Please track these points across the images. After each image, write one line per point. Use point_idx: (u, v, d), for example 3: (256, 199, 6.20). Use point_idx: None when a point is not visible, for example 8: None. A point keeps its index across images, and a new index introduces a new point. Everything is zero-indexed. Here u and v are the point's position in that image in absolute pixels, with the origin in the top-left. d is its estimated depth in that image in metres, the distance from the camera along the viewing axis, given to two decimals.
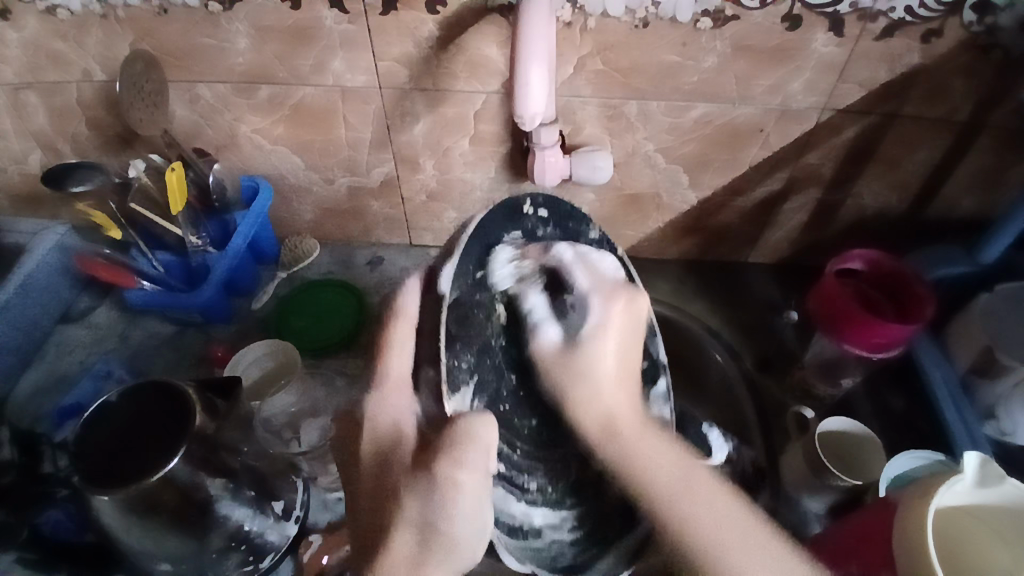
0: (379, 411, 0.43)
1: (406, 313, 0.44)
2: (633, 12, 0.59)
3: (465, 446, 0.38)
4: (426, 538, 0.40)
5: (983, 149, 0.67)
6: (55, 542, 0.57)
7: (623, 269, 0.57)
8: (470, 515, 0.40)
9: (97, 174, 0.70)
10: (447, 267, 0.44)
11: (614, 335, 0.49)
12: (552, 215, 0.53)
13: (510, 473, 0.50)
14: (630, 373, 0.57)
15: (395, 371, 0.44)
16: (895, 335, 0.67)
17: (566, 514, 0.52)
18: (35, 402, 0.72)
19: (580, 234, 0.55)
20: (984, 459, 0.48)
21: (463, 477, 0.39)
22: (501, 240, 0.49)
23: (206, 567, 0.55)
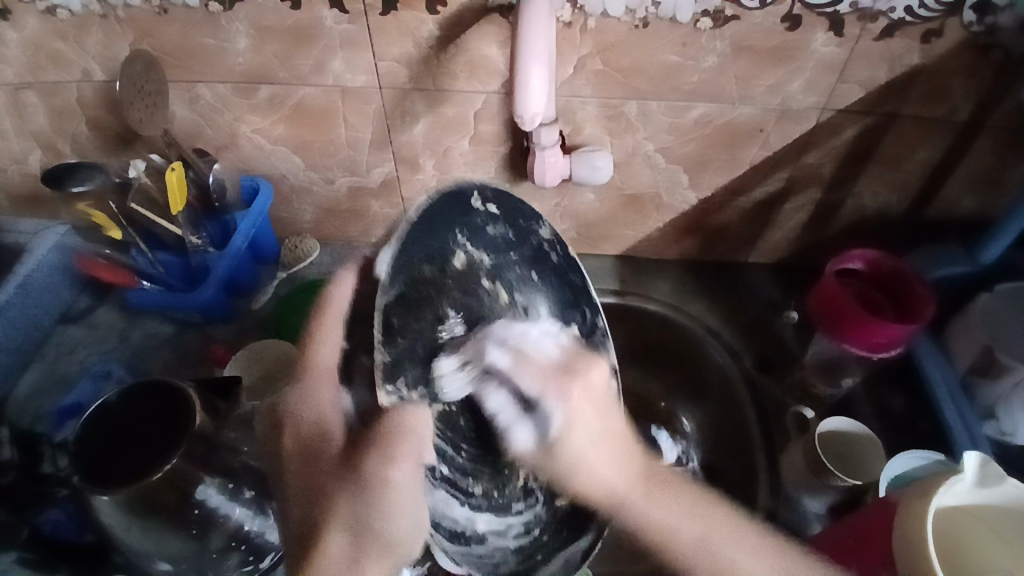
0: (305, 401, 0.46)
1: (338, 307, 0.47)
2: (633, 11, 0.59)
3: (399, 440, 0.43)
4: (359, 537, 0.42)
5: (983, 150, 0.67)
6: (56, 543, 0.58)
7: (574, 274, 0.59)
8: (403, 505, 0.43)
9: (96, 174, 0.70)
10: (384, 252, 0.47)
11: (580, 419, 0.52)
12: (503, 210, 0.54)
13: (455, 477, 0.57)
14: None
15: (325, 362, 0.47)
16: (895, 335, 0.67)
17: (512, 520, 0.60)
18: (36, 401, 0.72)
19: (531, 238, 0.57)
20: (984, 459, 0.48)
21: (396, 472, 0.42)
22: (445, 242, 0.51)
23: (207, 567, 0.55)
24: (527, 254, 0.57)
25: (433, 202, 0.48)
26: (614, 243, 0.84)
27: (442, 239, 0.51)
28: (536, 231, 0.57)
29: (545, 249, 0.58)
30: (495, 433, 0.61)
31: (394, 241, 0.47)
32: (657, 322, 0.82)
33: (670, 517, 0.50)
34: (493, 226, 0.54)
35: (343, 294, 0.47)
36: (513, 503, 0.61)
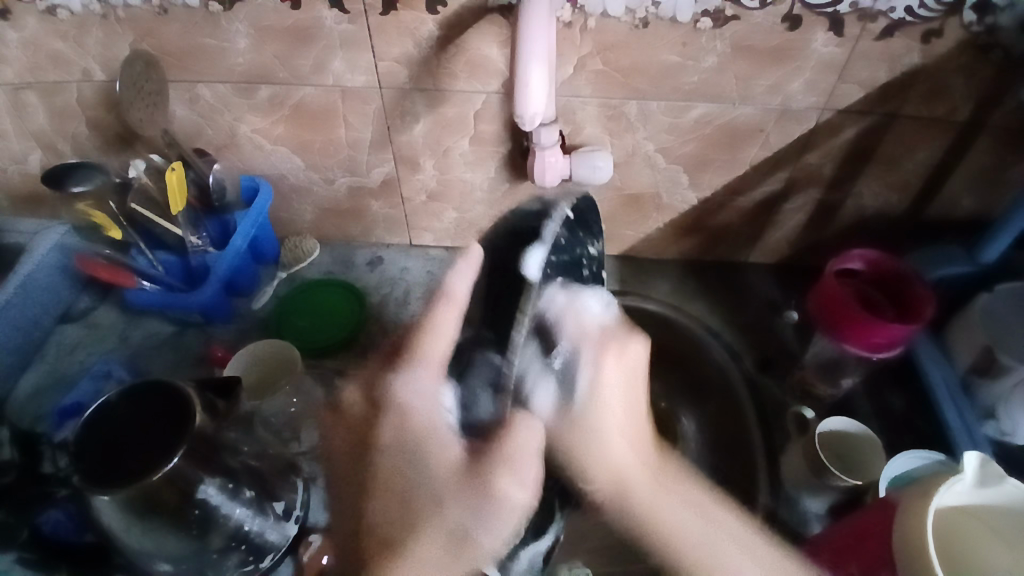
0: (409, 390, 0.49)
1: (456, 298, 0.49)
2: (633, 12, 0.59)
3: (525, 459, 0.45)
4: (460, 550, 0.45)
5: (983, 150, 0.67)
6: (55, 542, 0.57)
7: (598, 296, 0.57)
8: (506, 524, 0.46)
9: (96, 174, 0.71)
10: (535, 251, 0.50)
11: (608, 393, 0.52)
12: (578, 221, 0.57)
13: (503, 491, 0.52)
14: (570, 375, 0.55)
15: (433, 354, 0.49)
16: (895, 335, 0.67)
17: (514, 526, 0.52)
18: (36, 401, 0.72)
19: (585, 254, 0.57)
20: (984, 459, 0.48)
21: (508, 487, 0.45)
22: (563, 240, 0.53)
23: (207, 567, 0.55)
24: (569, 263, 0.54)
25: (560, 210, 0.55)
26: (614, 243, 0.84)
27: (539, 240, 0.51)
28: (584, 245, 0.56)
29: (585, 264, 0.56)
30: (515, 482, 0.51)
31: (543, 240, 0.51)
32: (657, 322, 0.82)
33: (682, 526, 0.50)
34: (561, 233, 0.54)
35: (461, 283, 0.49)
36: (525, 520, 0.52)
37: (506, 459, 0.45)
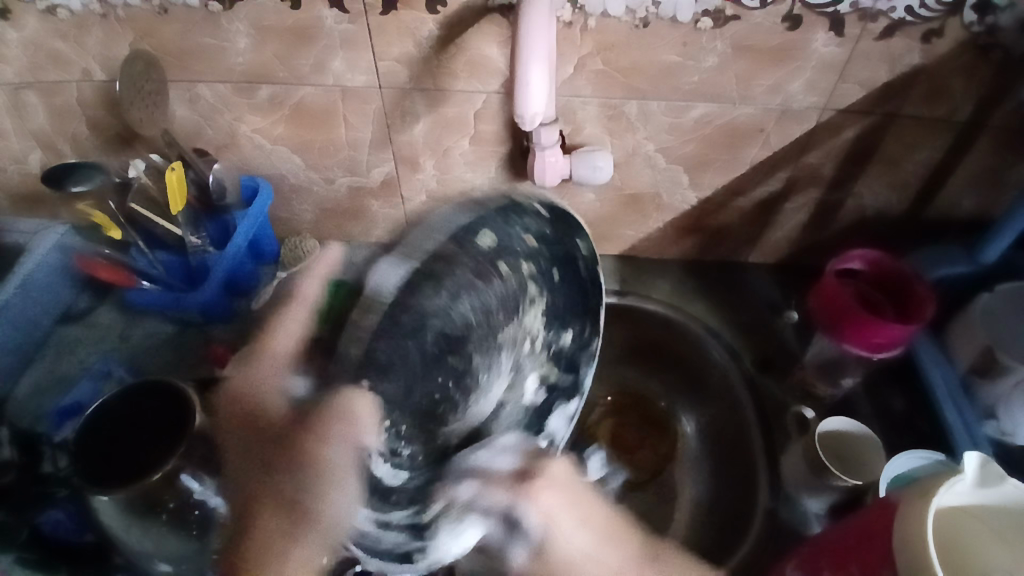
0: (248, 381, 0.53)
1: (303, 297, 0.58)
2: (633, 12, 0.59)
3: (342, 420, 0.51)
4: (295, 515, 0.45)
5: (983, 149, 0.67)
6: (56, 542, 0.57)
7: (591, 292, 0.67)
8: (339, 482, 0.48)
9: (96, 173, 0.70)
10: (399, 264, 0.57)
11: (553, 513, 0.47)
12: (552, 216, 0.65)
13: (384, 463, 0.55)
14: (547, 379, 0.65)
15: (281, 347, 0.55)
16: (895, 335, 0.67)
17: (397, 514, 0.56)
18: (37, 400, 0.72)
19: (569, 248, 0.65)
20: (984, 459, 0.48)
21: (329, 450, 0.49)
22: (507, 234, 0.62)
23: (208, 568, 0.53)
24: (560, 256, 0.65)
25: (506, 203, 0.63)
26: (614, 243, 0.84)
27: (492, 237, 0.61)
28: (573, 240, 0.65)
29: (575, 256, 0.65)
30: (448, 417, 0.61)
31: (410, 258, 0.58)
32: (657, 322, 0.82)
33: None
34: (542, 225, 0.64)
35: (375, 280, 0.58)
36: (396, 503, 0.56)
37: (321, 428, 0.49)
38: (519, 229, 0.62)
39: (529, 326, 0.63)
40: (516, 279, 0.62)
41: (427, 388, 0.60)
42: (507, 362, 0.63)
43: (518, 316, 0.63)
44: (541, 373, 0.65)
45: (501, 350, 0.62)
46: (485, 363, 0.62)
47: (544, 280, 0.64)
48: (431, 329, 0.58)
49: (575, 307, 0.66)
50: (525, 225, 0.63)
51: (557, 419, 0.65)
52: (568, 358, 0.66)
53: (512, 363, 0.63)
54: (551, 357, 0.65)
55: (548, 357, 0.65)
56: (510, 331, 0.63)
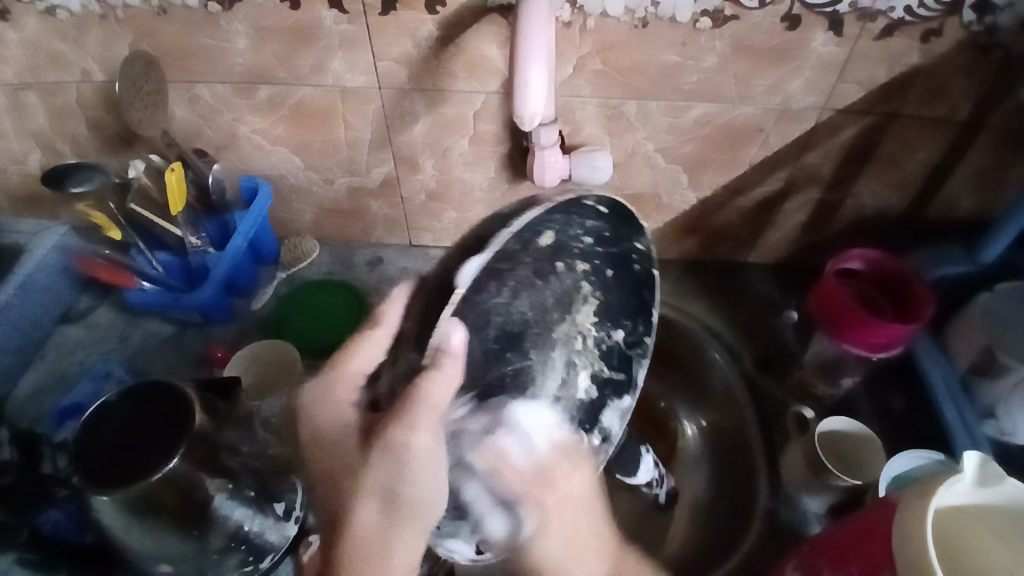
0: (323, 397, 0.51)
1: (388, 323, 0.51)
2: (633, 11, 0.59)
3: (423, 413, 0.46)
4: (393, 505, 0.45)
5: (984, 149, 0.67)
6: (55, 544, 0.57)
7: (646, 292, 0.61)
8: (430, 473, 0.45)
9: (96, 174, 0.70)
10: (476, 260, 0.55)
11: (558, 531, 0.48)
12: (613, 213, 0.63)
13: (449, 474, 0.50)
14: (600, 378, 0.55)
15: (351, 365, 0.51)
16: (896, 335, 0.67)
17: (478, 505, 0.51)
18: (35, 401, 0.73)
19: (623, 246, 0.61)
20: (984, 459, 0.48)
21: (419, 441, 0.45)
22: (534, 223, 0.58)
23: (207, 567, 0.55)
24: (613, 254, 0.60)
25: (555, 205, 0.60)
26: None
27: (540, 227, 0.58)
28: (630, 240, 0.62)
29: (630, 257, 0.61)
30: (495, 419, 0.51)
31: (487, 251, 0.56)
32: (656, 323, 0.82)
33: None
34: (596, 219, 0.61)
35: (392, 310, 0.52)
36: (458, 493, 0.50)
37: (411, 416, 0.46)
38: (576, 228, 0.59)
39: (582, 324, 0.55)
40: (568, 278, 0.56)
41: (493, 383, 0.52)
42: (560, 359, 0.53)
43: (574, 308, 0.55)
44: (590, 371, 0.54)
45: (555, 347, 0.54)
46: (541, 361, 0.53)
47: (597, 279, 0.57)
48: (493, 326, 0.52)
49: (628, 306, 0.59)
50: (583, 224, 0.60)
51: (611, 417, 0.55)
52: (620, 351, 0.57)
53: (563, 362, 0.53)
54: (600, 352, 0.55)
55: (601, 354, 0.55)
56: (562, 329, 0.54)
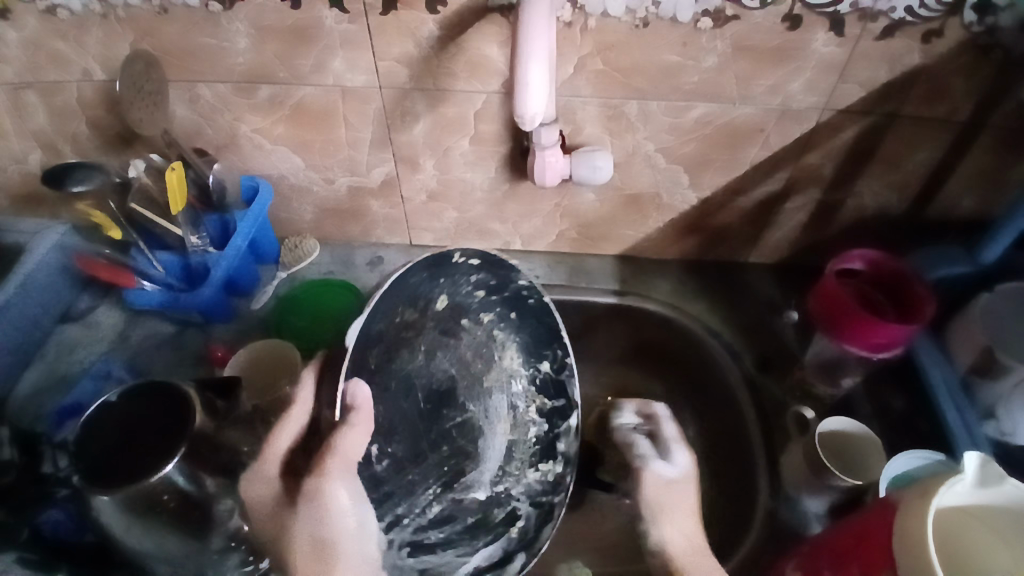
0: (250, 486, 0.53)
1: (302, 399, 0.56)
2: (633, 12, 0.59)
3: (334, 459, 0.52)
4: (325, 551, 0.50)
5: (983, 150, 0.67)
6: (52, 541, 0.59)
7: (550, 316, 0.69)
8: (348, 508, 0.51)
9: (95, 174, 0.70)
10: (356, 321, 0.59)
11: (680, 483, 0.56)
12: (484, 263, 0.68)
13: (425, 527, 0.65)
14: (543, 409, 0.70)
15: (275, 445, 0.54)
16: (895, 335, 0.67)
17: (473, 551, 0.65)
18: (36, 401, 0.72)
19: (510, 284, 0.69)
20: (984, 459, 0.48)
21: (336, 486, 0.51)
22: (425, 292, 0.67)
23: (207, 567, 0.55)
24: (506, 297, 0.69)
25: (416, 262, 0.65)
26: (614, 243, 0.84)
27: (421, 294, 0.66)
28: (513, 280, 0.69)
29: (523, 294, 0.69)
30: (463, 462, 0.68)
31: (365, 307, 0.61)
32: (657, 322, 0.82)
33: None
34: (477, 271, 0.68)
35: (304, 390, 0.57)
36: (453, 541, 0.65)
37: (321, 465, 0.51)
38: (465, 286, 0.68)
39: (509, 366, 0.70)
40: (482, 329, 0.69)
41: (433, 442, 0.68)
42: (502, 404, 0.70)
43: (496, 360, 0.70)
44: (535, 407, 0.70)
45: (492, 393, 0.70)
46: (481, 407, 0.69)
47: (506, 323, 0.70)
48: (421, 387, 0.67)
49: (542, 337, 0.70)
50: (470, 280, 0.68)
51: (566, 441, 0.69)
52: (554, 382, 0.70)
53: (506, 401, 0.70)
54: (535, 386, 0.70)
55: (536, 389, 0.70)
56: (492, 376, 0.70)
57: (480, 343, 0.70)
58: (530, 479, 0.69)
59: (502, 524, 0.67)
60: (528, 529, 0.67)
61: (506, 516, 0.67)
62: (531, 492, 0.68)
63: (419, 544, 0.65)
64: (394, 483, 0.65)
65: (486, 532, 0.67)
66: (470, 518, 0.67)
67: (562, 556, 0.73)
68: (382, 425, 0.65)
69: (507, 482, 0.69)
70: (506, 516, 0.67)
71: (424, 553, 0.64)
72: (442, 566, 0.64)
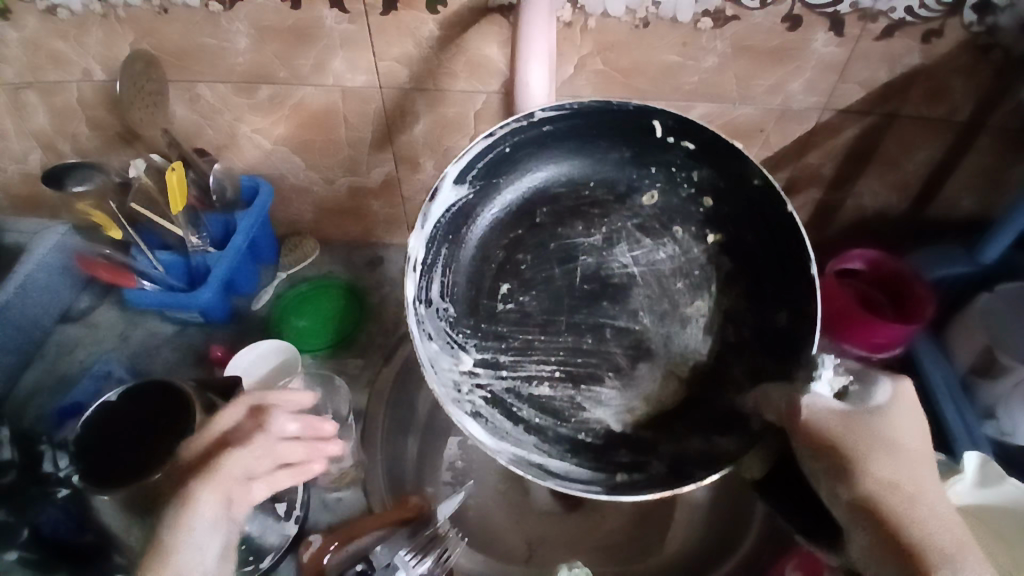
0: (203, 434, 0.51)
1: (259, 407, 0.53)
2: (633, 12, 0.59)
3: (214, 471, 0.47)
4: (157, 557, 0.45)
5: (983, 149, 0.67)
6: (55, 542, 0.58)
7: (784, 237, 0.57)
8: (201, 528, 0.46)
9: (96, 173, 0.71)
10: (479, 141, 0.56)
11: (890, 422, 0.46)
12: (702, 148, 0.58)
13: (521, 394, 0.59)
14: (759, 370, 0.58)
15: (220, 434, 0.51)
16: (895, 335, 0.68)
17: (550, 449, 0.56)
18: (36, 401, 0.73)
19: (743, 185, 0.58)
20: (983, 459, 0.50)
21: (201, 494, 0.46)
22: (628, 174, 0.62)
23: None
24: (744, 210, 0.59)
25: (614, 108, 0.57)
26: None
27: (607, 155, 0.61)
28: (748, 174, 0.57)
29: (760, 191, 0.57)
30: (596, 378, 0.60)
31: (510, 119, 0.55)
32: None
33: None
34: (699, 166, 0.59)
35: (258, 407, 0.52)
36: (550, 426, 0.58)
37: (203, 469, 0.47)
38: (682, 176, 0.61)
39: (700, 306, 0.61)
40: (700, 245, 0.62)
41: (589, 347, 0.61)
42: (691, 338, 0.61)
43: (706, 291, 0.62)
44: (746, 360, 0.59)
45: (687, 322, 0.62)
46: (668, 316, 0.62)
47: (718, 244, 0.61)
48: (579, 268, 0.63)
49: (784, 274, 0.58)
50: (691, 175, 0.60)
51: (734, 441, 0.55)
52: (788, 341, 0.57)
53: (697, 339, 0.61)
54: (748, 333, 0.60)
55: (763, 340, 0.59)
56: (691, 306, 0.62)
57: (686, 253, 0.62)
58: (696, 448, 0.57)
59: (614, 468, 0.56)
60: (643, 481, 0.55)
61: (628, 463, 0.56)
62: (686, 458, 0.56)
63: (502, 404, 0.58)
64: (513, 334, 0.61)
65: (582, 444, 0.57)
66: (582, 436, 0.58)
67: (561, 553, 0.68)
68: (527, 275, 0.63)
69: (654, 433, 0.58)
70: (628, 463, 0.56)
71: (505, 412, 0.58)
72: (506, 432, 0.57)
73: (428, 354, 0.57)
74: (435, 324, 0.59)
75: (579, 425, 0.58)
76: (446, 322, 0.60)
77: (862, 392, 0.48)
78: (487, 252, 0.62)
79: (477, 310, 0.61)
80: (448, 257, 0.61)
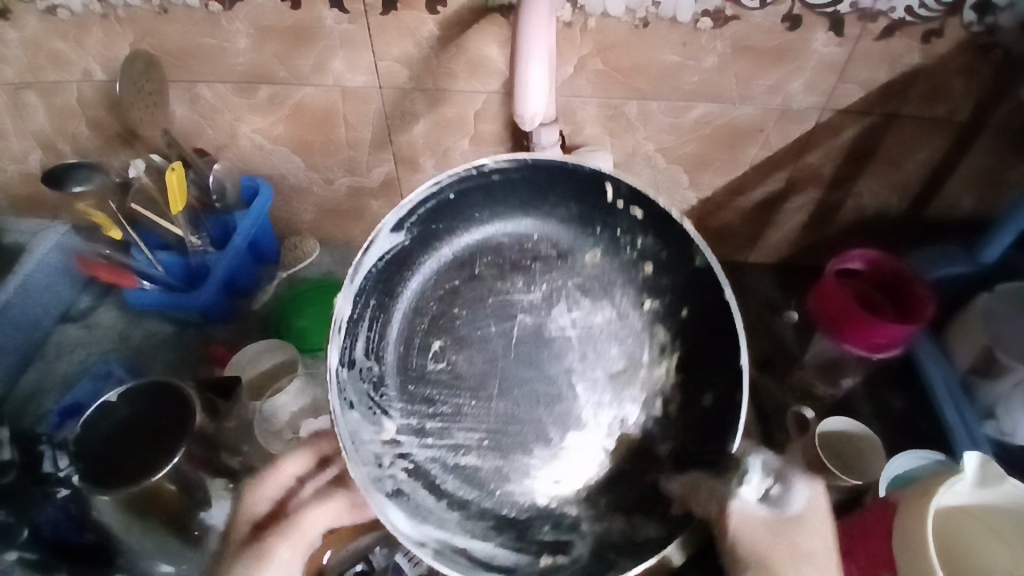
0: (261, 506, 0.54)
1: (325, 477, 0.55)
2: (633, 12, 0.59)
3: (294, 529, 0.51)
4: None
5: (984, 149, 0.67)
6: (54, 542, 0.58)
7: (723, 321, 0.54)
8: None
9: (96, 174, 0.71)
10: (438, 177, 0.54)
11: (812, 535, 0.44)
12: (650, 222, 0.57)
13: (444, 467, 0.54)
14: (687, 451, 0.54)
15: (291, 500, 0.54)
16: (895, 335, 0.67)
17: (465, 533, 0.51)
18: (36, 401, 0.73)
19: (684, 262, 0.57)
20: (984, 459, 0.47)
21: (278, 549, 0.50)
22: (569, 233, 0.60)
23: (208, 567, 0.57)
24: (682, 287, 0.57)
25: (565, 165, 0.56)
26: None
27: (548, 209, 0.59)
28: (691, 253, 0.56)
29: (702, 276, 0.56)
30: (523, 449, 0.55)
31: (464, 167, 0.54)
32: None
33: None
34: (644, 234, 0.58)
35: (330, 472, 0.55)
36: (467, 501, 0.53)
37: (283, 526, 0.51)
38: (624, 242, 0.59)
39: (644, 376, 0.58)
40: (640, 315, 0.59)
41: (528, 412, 0.56)
42: (618, 411, 0.57)
43: (641, 363, 0.58)
44: (673, 442, 0.55)
45: (629, 389, 0.57)
46: (608, 390, 0.57)
47: (664, 317, 0.58)
48: (514, 329, 0.59)
49: (722, 354, 0.55)
50: (636, 242, 0.59)
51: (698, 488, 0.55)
52: (714, 419, 0.54)
53: (636, 416, 0.57)
54: (675, 411, 0.56)
55: (690, 420, 0.55)
56: (622, 371, 0.58)
57: (625, 319, 0.59)
58: (625, 522, 0.52)
59: (536, 546, 0.51)
60: (565, 566, 0.50)
61: (552, 540, 0.52)
62: (608, 541, 0.51)
63: (426, 484, 0.53)
64: (444, 402, 0.56)
65: (504, 526, 0.52)
66: (507, 514, 0.53)
67: None
68: (459, 335, 0.58)
69: (580, 509, 0.53)
70: (552, 542, 0.52)
71: (425, 489, 0.53)
72: (423, 509, 0.52)
73: (350, 424, 0.51)
74: (355, 386, 0.53)
75: (502, 501, 0.53)
76: (369, 384, 0.55)
77: (786, 496, 0.45)
78: (418, 309, 0.58)
79: (408, 372, 0.57)
80: (377, 312, 0.57)
